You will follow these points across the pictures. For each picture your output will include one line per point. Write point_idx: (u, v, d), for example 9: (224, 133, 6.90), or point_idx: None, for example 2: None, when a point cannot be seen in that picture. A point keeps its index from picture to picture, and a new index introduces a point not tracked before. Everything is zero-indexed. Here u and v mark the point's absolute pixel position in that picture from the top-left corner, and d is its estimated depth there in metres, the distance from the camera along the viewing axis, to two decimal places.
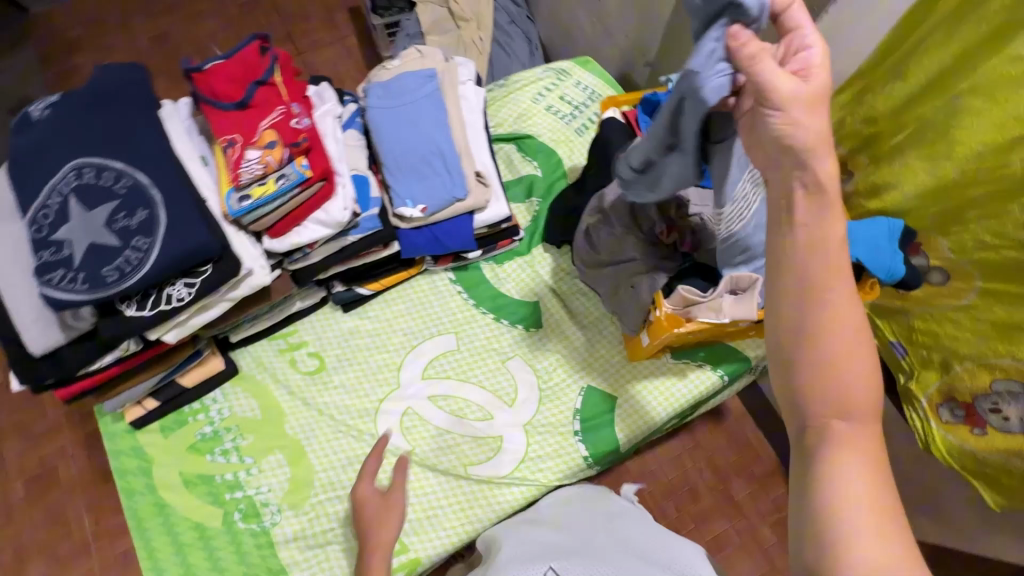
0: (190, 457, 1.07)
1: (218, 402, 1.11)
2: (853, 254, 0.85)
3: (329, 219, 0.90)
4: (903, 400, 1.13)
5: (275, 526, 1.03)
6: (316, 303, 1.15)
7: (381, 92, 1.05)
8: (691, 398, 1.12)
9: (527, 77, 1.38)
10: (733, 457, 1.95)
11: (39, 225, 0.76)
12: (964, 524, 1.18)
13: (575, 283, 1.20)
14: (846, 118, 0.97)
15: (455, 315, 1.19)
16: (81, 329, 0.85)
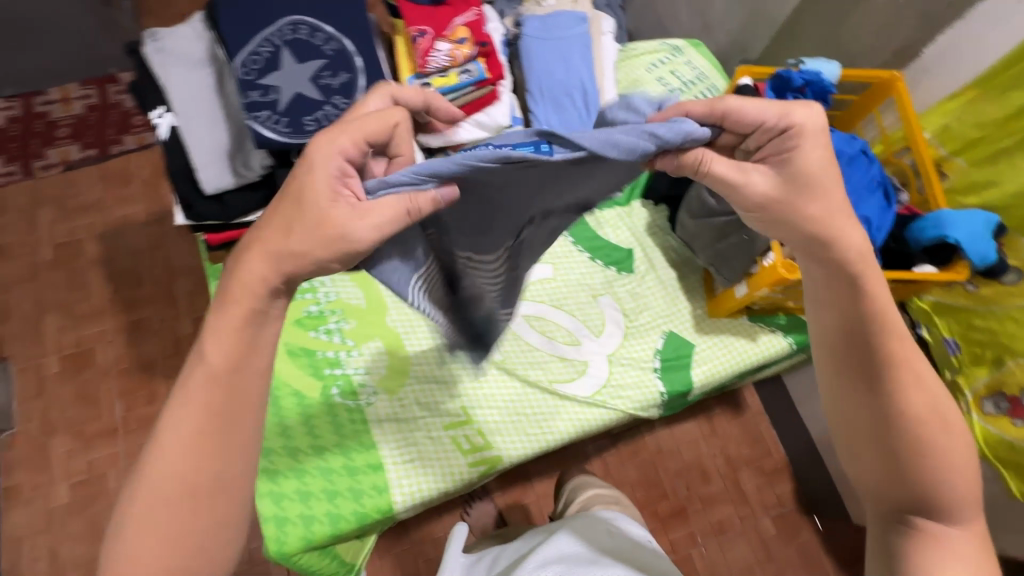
0: (294, 329, 1.13)
1: (325, 286, 1.17)
2: (955, 236, 0.97)
3: (489, 121, 0.97)
4: (947, 394, 1.24)
5: (369, 405, 1.09)
6: None
7: (539, 24, 1.13)
8: (760, 358, 1.22)
9: (647, 48, 1.43)
10: (747, 450, 1.92)
11: (249, 67, 0.82)
12: (981, 522, 1.26)
13: (668, 238, 1.30)
14: (954, 122, 1.08)
15: (553, 247, 1.26)
16: (248, 178, 0.91)
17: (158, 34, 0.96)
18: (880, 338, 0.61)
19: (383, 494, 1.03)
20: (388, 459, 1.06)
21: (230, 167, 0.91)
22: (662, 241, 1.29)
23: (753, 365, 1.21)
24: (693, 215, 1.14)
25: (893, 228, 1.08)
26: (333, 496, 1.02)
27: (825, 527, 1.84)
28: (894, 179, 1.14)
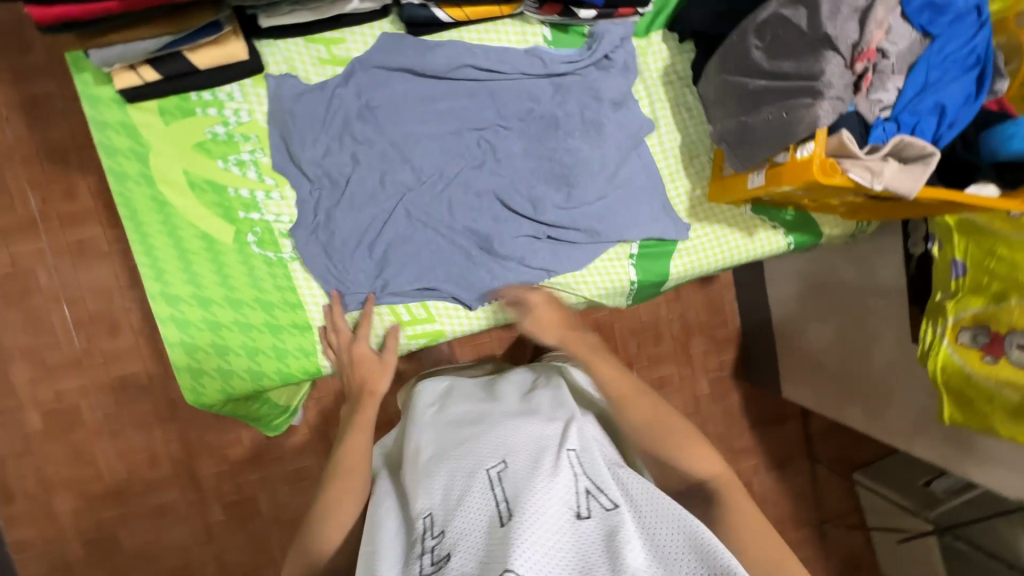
0: (196, 156, 0.89)
1: (235, 101, 0.90)
2: None
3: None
4: (927, 315, 1.15)
5: (294, 260, 0.94)
6: (376, 9, 0.89)
7: None
8: (751, 257, 1.07)
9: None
10: (704, 317, 1.86)
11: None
12: (909, 426, 1.36)
13: (685, 95, 1.03)
14: None
15: (537, 87, 0.98)
16: None
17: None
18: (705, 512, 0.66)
19: (309, 356, 0.94)
20: (316, 321, 0.95)
21: None
22: (675, 95, 1.03)
23: (742, 262, 1.06)
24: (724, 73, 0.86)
25: (967, 127, 0.86)
26: (253, 353, 0.93)
27: (754, 393, 1.92)
28: (999, 55, 0.86)
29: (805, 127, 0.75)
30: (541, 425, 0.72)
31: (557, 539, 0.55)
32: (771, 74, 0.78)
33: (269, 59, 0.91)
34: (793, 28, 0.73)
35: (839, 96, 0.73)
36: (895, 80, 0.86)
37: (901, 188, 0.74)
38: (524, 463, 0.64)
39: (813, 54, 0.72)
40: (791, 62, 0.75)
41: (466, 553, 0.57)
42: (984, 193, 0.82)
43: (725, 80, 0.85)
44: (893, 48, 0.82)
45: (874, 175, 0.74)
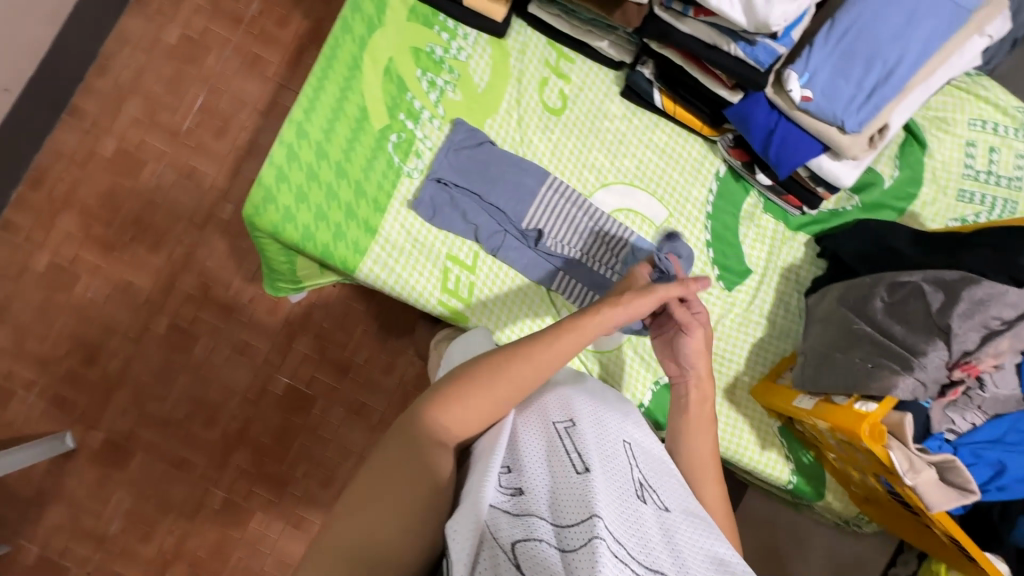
0: (408, 54, 1.00)
1: (465, 42, 1.03)
2: None
3: (760, 12, 0.72)
4: None
5: (408, 176, 0.99)
6: (612, 60, 1.03)
7: None
8: (752, 468, 1.02)
9: (999, 97, 1.08)
10: None
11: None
12: None
13: (792, 296, 1.06)
14: None
15: (685, 198, 1.05)
16: None
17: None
18: None
19: (358, 254, 0.95)
20: (384, 231, 0.97)
21: None
22: (783, 292, 1.06)
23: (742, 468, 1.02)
24: (846, 301, 0.86)
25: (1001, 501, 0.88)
26: (320, 217, 0.92)
27: None
28: None
29: (880, 387, 0.76)
30: (603, 403, 0.70)
31: (626, 510, 0.52)
32: (881, 325, 0.80)
33: (513, 35, 1.04)
34: (924, 303, 0.77)
35: (923, 380, 0.75)
36: (975, 411, 0.84)
37: (930, 496, 0.75)
38: (590, 428, 0.61)
39: (924, 334, 0.77)
40: (902, 327, 0.78)
41: (539, 489, 0.52)
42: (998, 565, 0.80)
43: (840, 308, 0.86)
44: (994, 386, 0.81)
45: (911, 472, 0.75)
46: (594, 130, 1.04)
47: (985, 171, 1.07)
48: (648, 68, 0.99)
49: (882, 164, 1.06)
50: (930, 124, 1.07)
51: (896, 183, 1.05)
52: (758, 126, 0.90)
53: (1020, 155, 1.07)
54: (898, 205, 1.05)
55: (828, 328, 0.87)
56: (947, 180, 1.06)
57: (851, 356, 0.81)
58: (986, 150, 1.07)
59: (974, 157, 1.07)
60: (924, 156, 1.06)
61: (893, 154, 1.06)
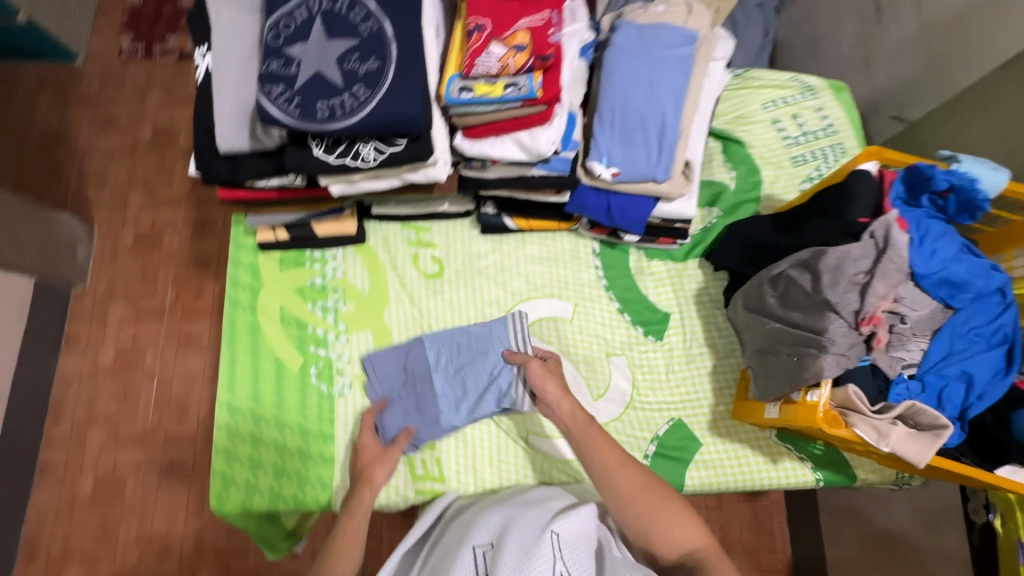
0: (293, 296, 1.11)
1: (336, 261, 1.14)
2: None
3: (530, 146, 0.86)
4: None
5: (341, 397, 1.07)
6: (461, 211, 1.12)
7: (634, 35, 0.94)
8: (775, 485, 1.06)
9: (772, 78, 1.19)
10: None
11: (275, 32, 0.78)
12: None
13: (717, 315, 1.15)
14: None
15: (581, 289, 1.16)
16: (267, 145, 0.82)
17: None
18: None
19: (325, 489, 1.02)
20: (341, 457, 1.04)
21: (249, 130, 0.82)
22: (706, 314, 1.16)
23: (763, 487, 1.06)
24: (749, 304, 0.99)
25: (990, 402, 0.93)
26: (301, 483, 1.02)
27: None
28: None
29: (812, 373, 0.86)
30: (534, 510, 0.79)
31: None
32: (781, 319, 0.92)
33: (373, 236, 1.16)
34: (799, 286, 0.90)
35: (842, 351, 0.85)
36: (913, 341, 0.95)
37: (910, 450, 0.83)
38: (510, 547, 0.72)
39: (817, 310, 0.87)
40: (800, 314, 0.89)
41: None
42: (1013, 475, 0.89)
43: (750, 315, 0.98)
44: (911, 313, 0.94)
45: (882, 436, 0.84)
46: (477, 272, 1.15)
47: (800, 135, 1.18)
48: (489, 208, 1.11)
49: (719, 172, 1.19)
50: (735, 121, 1.20)
51: (738, 180, 1.17)
52: (594, 208, 1.01)
53: (819, 109, 1.18)
54: (753, 196, 1.16)
55: (769, 357, 0.94)
56: (776, 152, 1.17)
57: (780, 355, 0.92)
58: (790, 118, 1.19)
59: (784, 128, 1.18)
60: (746, 148, 1.19)
61: (722, 162, 1.19)
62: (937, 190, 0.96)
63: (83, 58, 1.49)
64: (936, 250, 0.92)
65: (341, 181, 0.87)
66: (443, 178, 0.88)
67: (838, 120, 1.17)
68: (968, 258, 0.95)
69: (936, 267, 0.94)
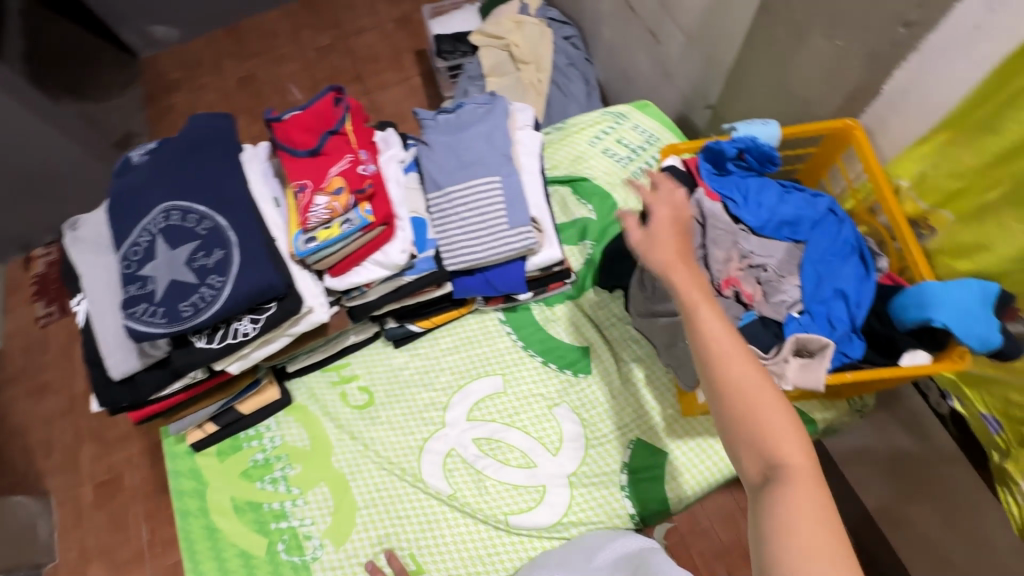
0: (241, 482, 1.14)
1: (271, 430, 1.18)
2: (938, 318, 0.82)
3: (386, 261, 0.96)
4: (998, 479, 0.95)
5: (315, 561, 1.07)
6: (369, 336, 1.21)
7: (441, 139, 1.10)
8: None
9: (587, 120, 1.42)
10: None
11: (129, 259, 0.86)
12: None
13: (627, 328, 1.18)
14: (930, 171, 0.91)
15: (503, 357, 1.21)
16: (155, 357, 0.90)
17: (76, 222, 1.01)
18: (783, 499, 0.59)
19: None
20: None
21: (133, 350, 0.91)
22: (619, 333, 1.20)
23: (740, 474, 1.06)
24: (638, 311, 1.03)
25: (873, 303, 0.95)
26: None
27: None
28: (869, 240, 1.01)
29: None
30: None
31: None
32: (663, 313, 0.96)
33: (298, 393, 1.21)
34: (659, 280, 0.95)
35: None
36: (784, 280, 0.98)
37: (811, 380, 0.84)
38: None
39: None
40: (673, 302, 0.94)
41: None
42: (915, 360, 0.86)
43: (642, 320, 1.02)
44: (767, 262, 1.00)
45: (782, 376, 0.85)
46: (405, 384, 1.20)
47: (630, 153, 1.36)
48: (391, 322, 1.18)
49: (577, 211, 1.34)
50: (571, 166, 1.38)
51: (596, 212, 1.31)
52: (475, 285, 1.11)
53: (636, 127, 1.38)
54: (614, 216, 1.30)
55: (671, 352, 0.97)
56: (618, 175, 1.34)
57: (678, 343, 0.94)
58: (617, 144, 1.38)
59: (614, 153, 1.37)
60: (592, 182, 1.35)
61: (577, 202, 1.35)
62: (733, 157, 1.03)
63: None
64: (761, 202, 1.02)
65: (235, 358, 0.94)
66: (325, 317, 0.97)
67: (653, 127, 1.37)
68: (792, 197, 1.04)
69: (768, 214, 1.03)
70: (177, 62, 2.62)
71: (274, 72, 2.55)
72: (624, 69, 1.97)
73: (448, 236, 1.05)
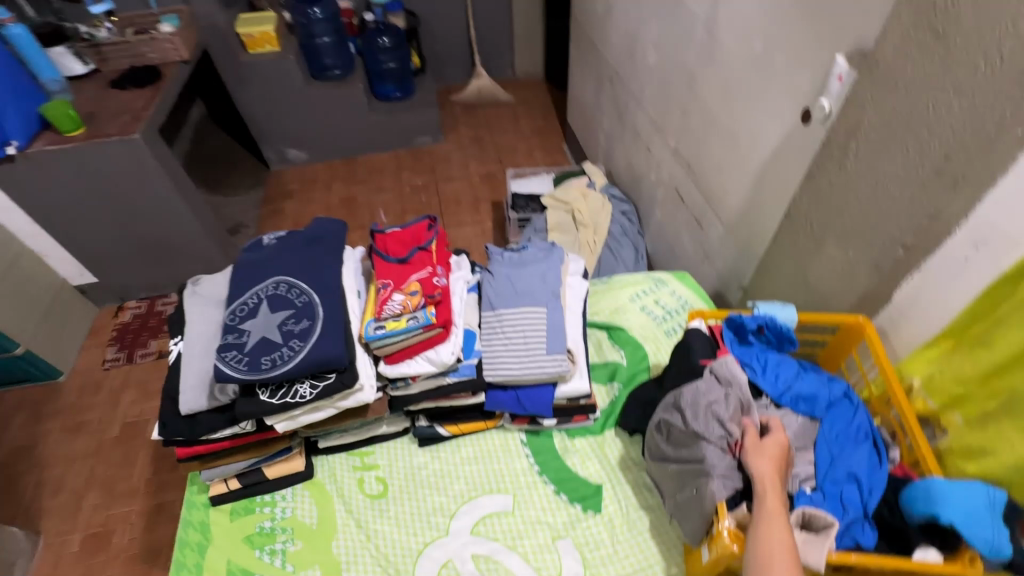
0: (242, 547, 1.16)
1: (285, 501, 1.23)
2: (946, 516, 0.84)
3: (436, 358, 1.10)
4: None
5: None
6: (399, 429, 1.30)
7: (503, 270, 1.31)
8: None
9: (630, 279, 1.61)
10: None
11: (235, 315, 1.05)
12: None
13: (642, 475, 1.22)
14: (935, 373, 1.00)
15: (517, 478, 1.25)
16: (221, 401, 1.04)
17: (199, 280, 1.24)
18: None
19: None
20: None
21: (206, 390, 1.06)
22: (633, 477, 1.23)
23: None
24: (653, 454, 1.08)
25: (885, 493, 0.98)
26: None
27: None
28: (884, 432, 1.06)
29: (708, 500, 0.92)
30: None
31: None
32: (677, 459, 1.01)
33: (320, 470, 1.28)
34: (676, 426, 1.02)
35: (723, 473, 0.93)
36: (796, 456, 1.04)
37: (814, 555, 0.84)
38: None
39: (693, 443, 0.98)
40: (686, 450, 0.99)
41: None
42: (928, 558, 0.86)
43: (656, 463, 1.07)
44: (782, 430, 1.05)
45: None
46: (420, 483, 1.25)
47: (665, 313, 1.51)
48: (422, 419, 1.28)
49: (610, 355, 1.47)
50: (610, 315, 1.54)
51: (627, 358, 1.43)
52: (506, 400, 1.22)
53: (672, 293, 1.55)
54: (643, 365, 1.41)
55: (679, 502, 0.99)
56: (651, 330, 1.48)
57: (687, 493, 0.97)
58: (654, 304, 1.54)
59: (651, 311, 1.53)
60: (628, 332, 1.49)
61: (611, 347, 1.48)
62: (754, 329, 1.16)
63: (63, 374, 2.20)
64: (777, 373, 1.12)
65: (284, 417, 1.06)
66: (371, 397, 1.09)
67: (688, 295, 1.53)
68: (808, 375, 1.13)
69: (784, 387, 1.12)
70: (299, 177, 3.19)
71: (373, 198, 3.05)
72: (670, 246, 2.23)
73: (492, 350, 1.19)
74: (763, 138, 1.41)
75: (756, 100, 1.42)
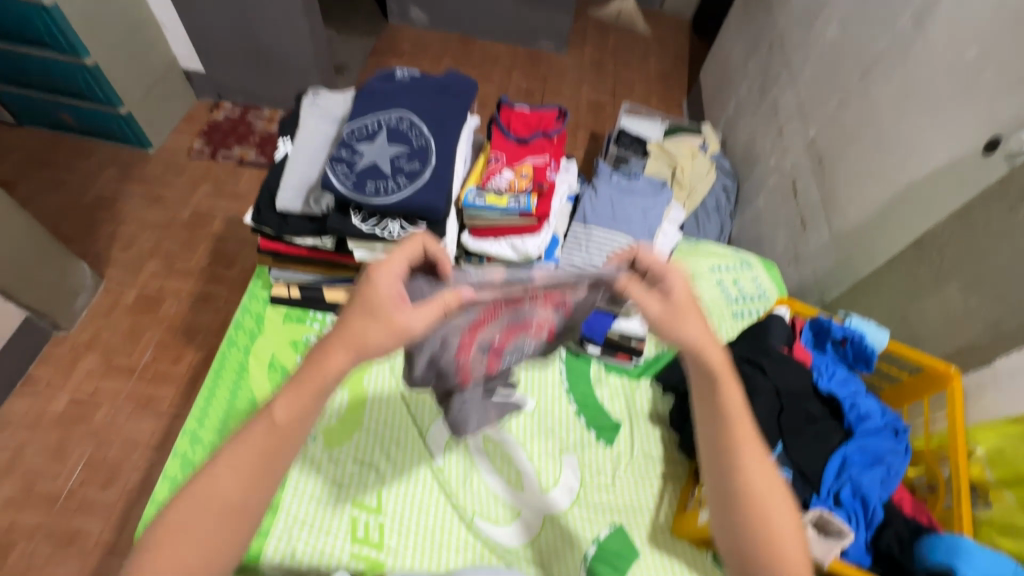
0: (286, 348, 1.25)
1: (333, 324, 1.30)
2: None
3: (520, 247, 1.10)
4: None
5: (300, 446, 1.13)
6: None
7: (606, 191, 1.27)
8: None
9: (717, 250, 1.55)
10: None
11: (352, 133, 1.06)
12: None
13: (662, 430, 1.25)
14: (1008, 448, 0.97)
15: (544, 387, 1.28)
16: (315, 210, 1.08)
17: (319, 93, 1.24)
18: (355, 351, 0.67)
19: None
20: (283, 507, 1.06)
21: (303, 195, 1.09)
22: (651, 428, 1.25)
23: None
24: None
25: None
26: None
27: None
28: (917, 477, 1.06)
29: None
30: None
31: None
32: None
33: None
34: None
35: None
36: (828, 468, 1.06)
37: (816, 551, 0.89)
38: None
39: None
40: None
41: None
42: None
43: None
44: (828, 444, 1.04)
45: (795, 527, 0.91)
46: None
47: (739, 295, 1.46)
48: None
49: None
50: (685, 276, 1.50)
51: None
52: None
53: (755, 279, 1.49)
54: None
55: None
56: (719, 305, 1.44)
57: None
58: (732, 281, 1.49)
59: (726, 287, 1.48)
60: (695, 299, 1.46)
61: None
62: (836, 338, 1.12)
63: (152, 147, 2.30)
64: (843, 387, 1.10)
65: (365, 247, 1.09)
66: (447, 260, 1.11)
67: (770, 286, 1.47)
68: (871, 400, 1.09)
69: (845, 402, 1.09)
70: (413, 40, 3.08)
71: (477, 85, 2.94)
72: (761, 238, 2.11)
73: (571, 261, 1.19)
74: (921, 156, 1.26)
75: (933, 111, 1.25)
